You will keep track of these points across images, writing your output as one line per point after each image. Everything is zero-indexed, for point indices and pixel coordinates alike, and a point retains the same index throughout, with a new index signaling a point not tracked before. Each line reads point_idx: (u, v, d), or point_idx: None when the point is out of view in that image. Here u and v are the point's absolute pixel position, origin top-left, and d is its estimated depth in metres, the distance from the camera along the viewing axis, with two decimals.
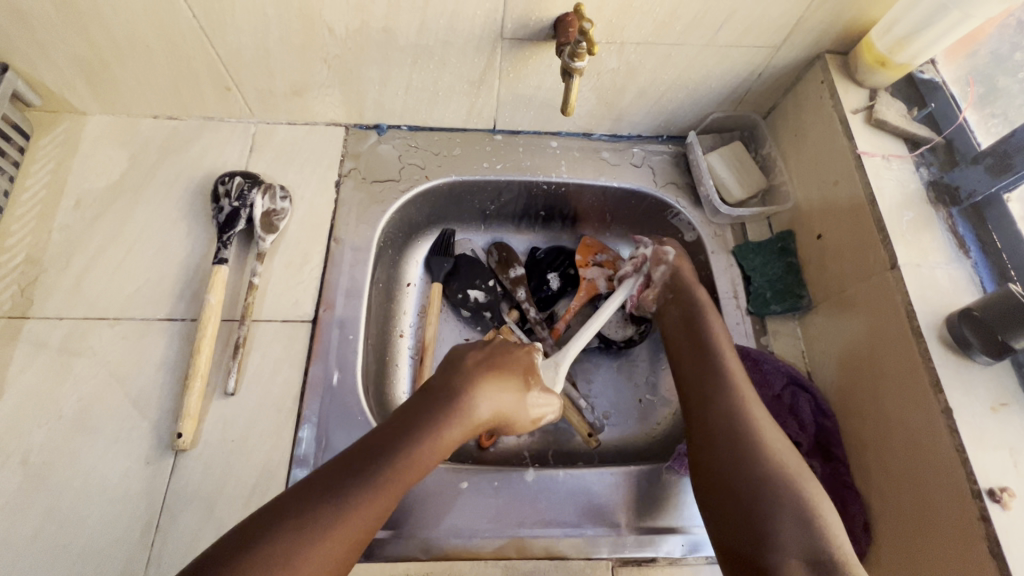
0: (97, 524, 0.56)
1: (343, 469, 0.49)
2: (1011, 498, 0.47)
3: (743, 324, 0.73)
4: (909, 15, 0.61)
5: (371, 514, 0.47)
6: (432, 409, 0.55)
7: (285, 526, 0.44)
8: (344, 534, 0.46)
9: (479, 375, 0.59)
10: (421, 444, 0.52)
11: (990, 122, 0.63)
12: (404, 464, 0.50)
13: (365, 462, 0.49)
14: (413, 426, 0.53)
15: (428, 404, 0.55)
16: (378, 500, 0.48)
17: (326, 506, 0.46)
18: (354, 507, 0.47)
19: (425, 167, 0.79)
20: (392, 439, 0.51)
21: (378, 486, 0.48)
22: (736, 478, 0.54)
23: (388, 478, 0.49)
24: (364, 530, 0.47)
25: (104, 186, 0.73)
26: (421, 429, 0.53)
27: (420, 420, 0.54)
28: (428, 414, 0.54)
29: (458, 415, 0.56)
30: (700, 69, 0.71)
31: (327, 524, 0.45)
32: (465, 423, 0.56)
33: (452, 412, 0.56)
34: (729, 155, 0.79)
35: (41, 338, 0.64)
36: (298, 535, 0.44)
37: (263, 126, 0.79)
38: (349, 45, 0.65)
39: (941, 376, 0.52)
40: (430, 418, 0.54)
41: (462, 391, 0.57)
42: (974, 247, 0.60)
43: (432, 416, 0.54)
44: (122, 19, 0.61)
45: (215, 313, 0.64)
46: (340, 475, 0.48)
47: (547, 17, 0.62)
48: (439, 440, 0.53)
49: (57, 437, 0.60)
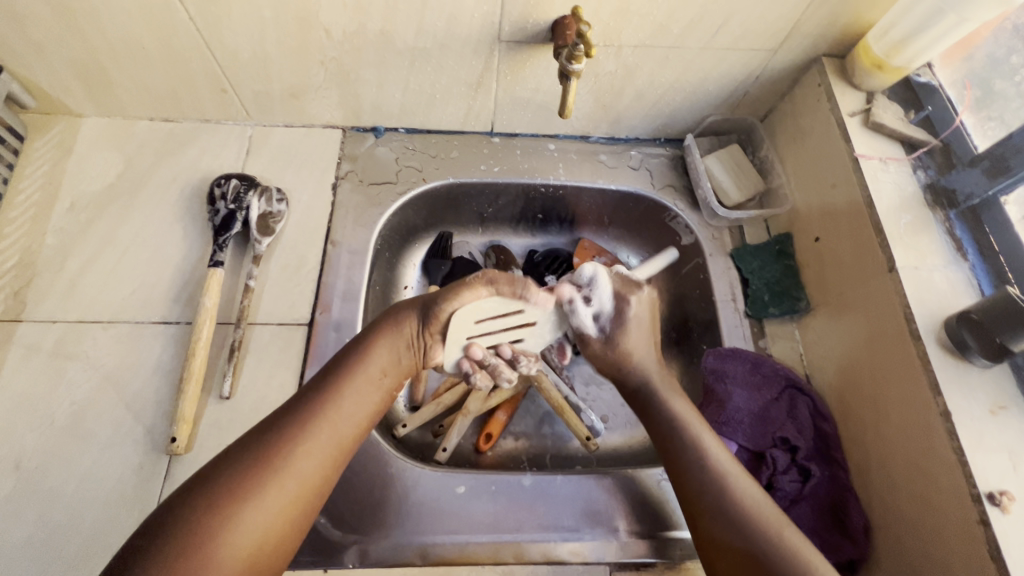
0: (89, 530, 0.56)
1: (273, 426, 0.48)
2: (1011, 502, 0.47)
3: (741, 327, 0.73)
4: (906, 19, 0.61)
5: (321, 464, 0.48)
6: (358, 349, 0.54)
7: (220, 494, 0.43)
8: (289, 491, 0.45)
9: (396, 309, 0.58)
10: (353, 386, 0.52)
11: (987, 125, 0.63)
12: (338, 414, 0.50)
13: (295, 416, 0.49)
14: (339, 371, 0.52)
15: (351, 347, 0.55)
16: (322, 449, 0.48)
17: (262, 466, 0.45)
18: (296, 459, 0.46)
19: (422, 170, 0.79)
20: (320, 389, 0.51)
21: (314, 433, 0.48)
22: (698, 479, 0.53)
23: (322, 425, 0.49)
24: (316, 481, 0.47)
25: (99, 188, 0.73)
26: (347, 373, 0.52)
27: (346, 366, 0.53)
28: (354, 358, 0.54)
29: (385, 343, 0.55)
30: (697, 72, 0.71)
31: (267, 482, 0.45)
32: (392, 351, 0.55)
33: (376, 347, 0.55)
34: (726, 158, 0.79)
35: (34, 342, 0.63)
36: (236, 499, 0.43)
37: (259, 129, 0.78)
38: (346, 47, 0.65)
39: (939, 379, 0.52)
40: (358, 360, 0.53)
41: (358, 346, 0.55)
42: (972, 250, 0.60)
43: (356, 359, 0.54)
44: (118, 21, 0.60)
45: (210, 316, 0.64)
46: (267, 434, 0.47)
47: (544, 19, 0.62)
48: (372, 379, 0.53)
49: (49, 442, 0.59)
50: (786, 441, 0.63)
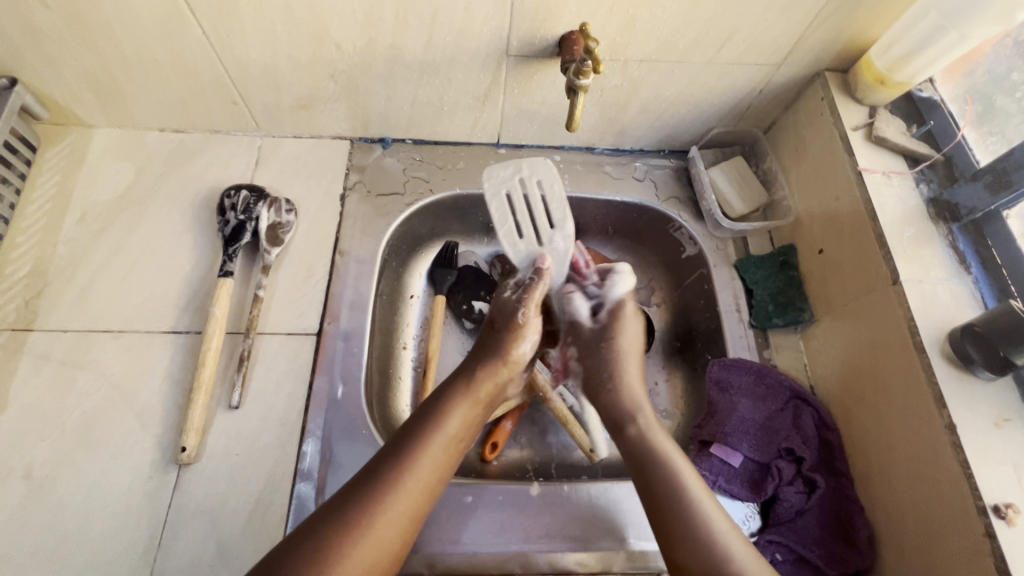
0: (98, 539, 0.56)
1: (349, 496, 0.49)
2: (1016, 515, 0.47)
3: (746, 337, 0.73)
4: (908, 35, 0.62)
5: (398, 534, 0.49)
6: (435, 410, 0.56)
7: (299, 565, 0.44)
8: (367, 561, 0.46)
9: (474, 365, 0.60)
10: (431, 453, 0.53)
11: (988, 139, 0.64)
12: (413, 482, 0.50)
13: (373, 483, 0.49)
14: (416, 436, 0.53)
15: (430, 407, 0.56)
16: (401, 519, 0.49)
17: (343, 538, 0.46)
18: (375, 529, 0.47)
19: (429, 180, 0.80)
20: (396, 454, 0.52)
21: (393, 501, 0.49)
22: (680, 529, 0.51)
23: (400, 493, 0.50)
24: (395, 552, 0.48)
25: (110, 198, 0.74)
26: (426, 438, 0.53)
27: (422, 429, 0.54)
28: (432, 421, 0.55)
29: (463, 405, 0.57)
30: (702, 86, 0.71)
31: (347, 556, 0.45)
32: (469, 412, 0.57)
33: (453, 409, 0.56)
34: (731, 169, 0.80)
35: (45, 351, 0.64)
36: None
37: (269, 140, 0.79)
38: (356, 60, 0.66)
39: (944, 391, 0.53)
40: (434, 423, 0.55)
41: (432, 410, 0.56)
42: (975, 263, 0.60)
43: (434, 422, 0.55)
44: (132, 34, 0.61)
45: (219, 326, 0.64)
46: (343, 506, 0.48)
47: (552, 34, 0.63)
48: (449, 444, 0.54)
49: (59, 451, 0.59)
50: (791, 452, 0.64)
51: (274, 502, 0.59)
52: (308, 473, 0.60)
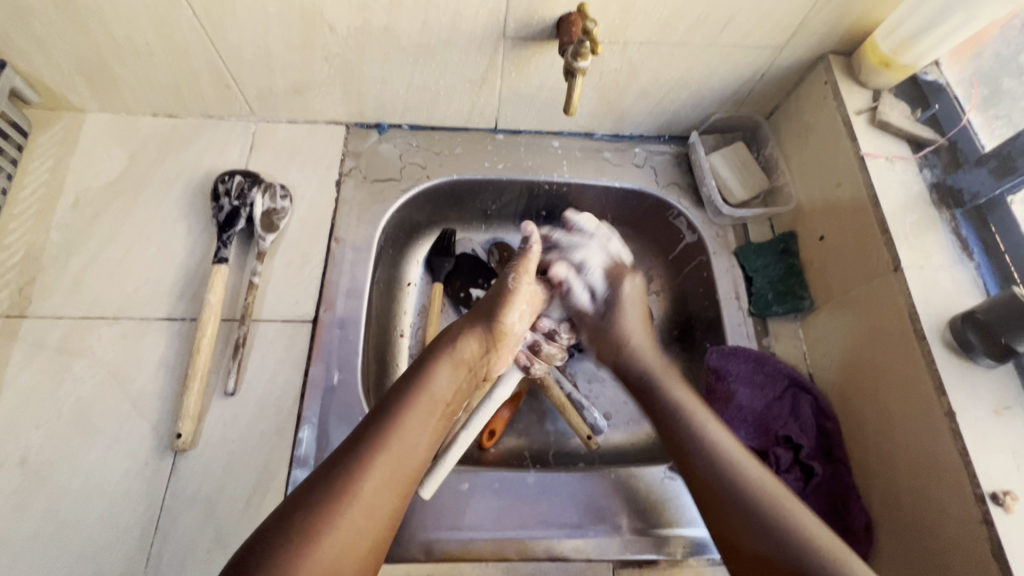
0: (95, 524, 0.56)
1: (337, 462, 0.48)
2: (1014, 502, 0.47)
3: (744, 325, 0.72)
4: (914, 16, 0.60)
5: (389, 501, 0.48)
6: (422, 371, 0.57)
7: (296, 531, 0.43)
8: (357, 528, 0.46)
9: (461, 328, 0.61)
10: (419, 412, 0.53)
11: (994, 124, 0.63)
12: (402, 444, 0.51)
13: (361, 446, 0.49)
14: (404, 396, 0.54)
15: (416, 370, 0.57)
16: (387, 481, 0.49)
17: (330, 506, 0.45)
18: (364, 493, 0.47)
19: (426, 166, 0.79)
20: (385, 412, 0.52)
21: (381, 459, 0.49)
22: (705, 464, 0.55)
23: (389, 457, 0.49)
24: (385, 518, 0.48)
25: (103, 183, 0.73)
26: (413, 399, 0.54)
27: (406, 390, 0.55)
28: (418, 381, 0.56)
29: (448, 366, 0.58)
30: (704, 69, 0.70)
31: (334, 524, 0.45)
32: (453, 376, 0.58)
33: (440, 369, 0.57)
34: (731, 155, 0.79)
35: (40, 338, 0.64)
36: (302, 544, 0.43)
37: (263, 124, 0.78)
38: (350, 43, 0.65)
39: (944, 378, 0.52)
40: (421, 385, 0.55)
41: (417, 373, 0.56)
42: (978, 249, 0.59)
43: (422, 381, 0.55)
44: (121, 16, 0.60)
45: (215, 312, 0.64)
46: (333, 472, 0.47)
47: (550, 16, 0.62)
48: (435, 405, 0.55)
49: (54, 437, 0.59)
50: (789, 440, 0.64)
51: (270, 488, 0.58)
52: (304, 459, 0.60)
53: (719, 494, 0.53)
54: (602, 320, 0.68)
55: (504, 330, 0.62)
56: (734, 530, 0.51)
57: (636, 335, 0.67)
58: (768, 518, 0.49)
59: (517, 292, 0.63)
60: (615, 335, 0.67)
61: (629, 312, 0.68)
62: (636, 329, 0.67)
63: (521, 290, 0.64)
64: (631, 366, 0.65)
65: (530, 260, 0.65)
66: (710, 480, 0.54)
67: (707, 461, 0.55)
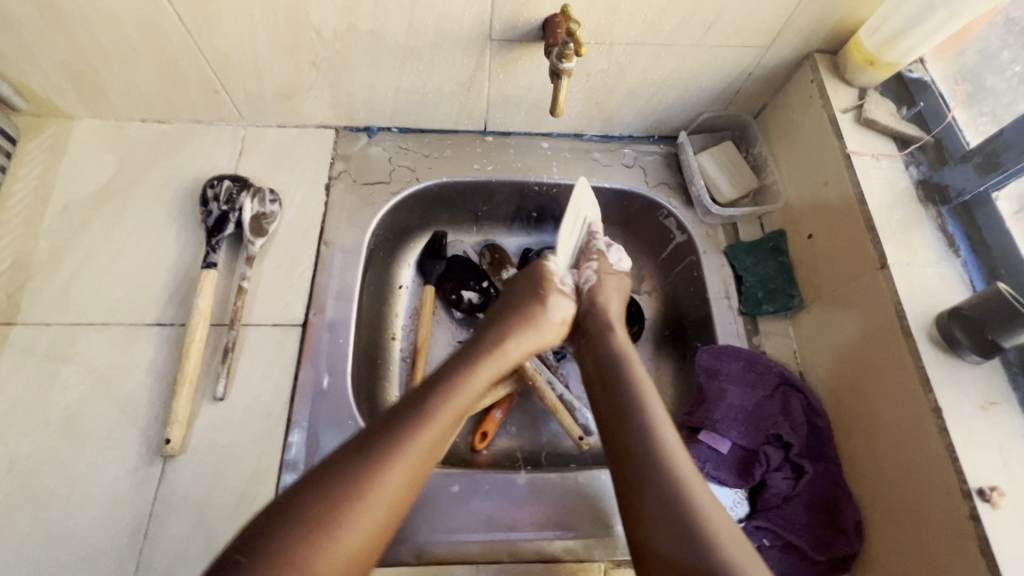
0: (84, 531, 0.56)
1: (365, 447, 0.47)
2: (1001, 497, 0.47)
3: (735, 324, 0.73)
4: (897, 14, 0.60)
5: (408, 500, 0.47)
6: (462, 369, 0.56)
7: (302, 528, 0.42)
8: (378, 519, 0.45)
9: (506, 328, 0.61)
10: (455, 408, 0.52)
11: (979, 121, 0.63)
12: (435, 440, 0.50)
13: (395, 434, 0.48)
14: (442, 392, 0.53)
15: (455, 367, 0.56)
16: (412, 479, 0.47)
17: (356, 491, 0.44)
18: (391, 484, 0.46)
19: (415, 169, 0.79)
20: (418, 410, 0.50)
21: (409, 458, 0.47)
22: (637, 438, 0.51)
23: (422, 451, 0.49)
24: (404, 509, 0.47)
25: (92, 190, 0.73)
26: (451, 395, 0.53)
27: (443, 390, 0.53)
28: (454, 380, 0.54)
29: (489, 366, 0.58)
30: (691, 69, 0.70)
31: (360, 509, 0.44)
32: (489, 379, 0.57)
33: (479, 368, 0.57)
34: (720, 154, 0.80)
35: (28, 345, 0.63)
36: (315, 540, 0.42)
37: (252, 129, 0.78)
38: (337, 47, 0.65)
39: (930, 375, 0.52)
40: (459, 383, 0.54)
41: (456, 371, 0.55)
42: (963, 245, 0.60)
43: (460, 379, 0.55)
44: (107, 22, 0.60)
45: (204, 317, 0.64)
46: (361, 457, 0.46)
47: (535, 18, 0.62)
48: (468, 407, 0.54)
49: (43, 445, 0.59)
50: (779, 438, 0.64)
51: (260, 492, 0.58)
52: (294, 463, 0.60)
53: (642, 481, 0.48)
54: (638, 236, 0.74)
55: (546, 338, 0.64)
56: (644, 523, 0.46)
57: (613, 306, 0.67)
58: (672, 506, 0.46)
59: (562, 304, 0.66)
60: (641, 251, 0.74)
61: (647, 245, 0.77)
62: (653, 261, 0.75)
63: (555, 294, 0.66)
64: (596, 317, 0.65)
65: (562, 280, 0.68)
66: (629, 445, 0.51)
67: (639, 439, 0.51)
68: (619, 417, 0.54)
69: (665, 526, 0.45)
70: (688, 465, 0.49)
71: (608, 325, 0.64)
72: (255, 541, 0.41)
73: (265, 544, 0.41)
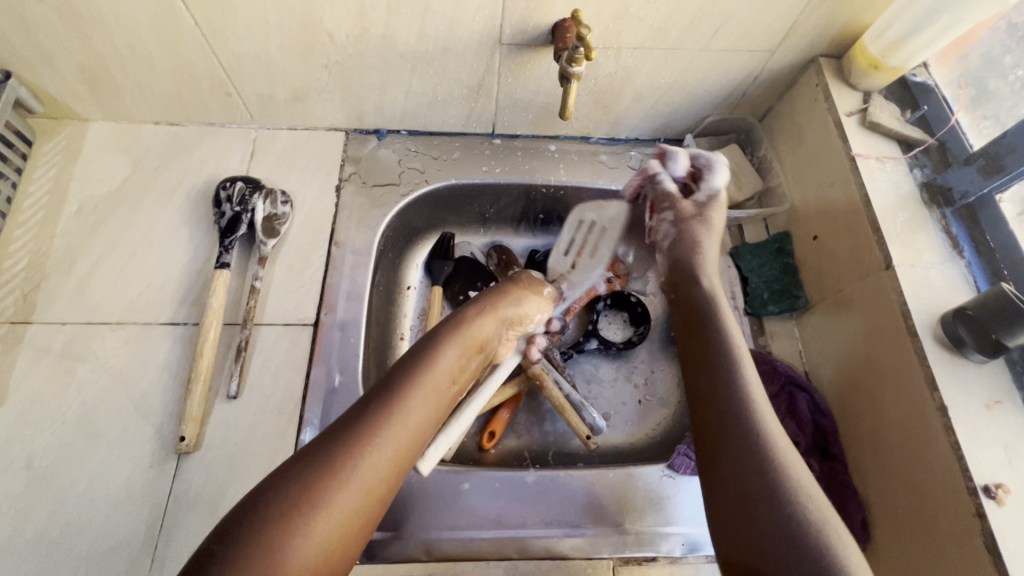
0: (100, 527, 0.57)
1: (334, 435, 0.47)
2: (1006, 495, 0.48)
3: (740, 325, 0.73)
4: (901, 19, 0.62)
5: (384, 478, 0.47)
6: (428, 349, 0.55)
7: (276, 515, 0.41)
8: (353, 501, 0.44)
9: (471, 310, 0.61)
10: (424, 387, 0.52)
11: (981, 124, 0.64)
12: (404, 418, 0.49)
13: (363, 418, 0.48)
14: (408, 371, 0.52)
15: (421, 348, 0.55)
16: (386, 458, 0.47)
17: (327, 476, 0.44)
18: (363, 465, 0.45)
19: (424, 171, 0.80)
20: (388, 391, 0.50)
21: (380, 440, 0.47)
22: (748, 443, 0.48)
23: (392, 430, 0.48)
24: (383, 489, 0.47)
25: (106, 191, 0.74)
26: (417, 373, 0.52)
27: (412, 368, 0.53)
28: (423, 359, 0.54)
29: (456, 346, 0.57)
30: (697, 72, 0.71)
31: (332, 494, 0.43)
32: (460, 356, 0.57)
33: (446, 348, 0.56)
34: (726, 157, 0.80)
35: (44, 344, 0.64)
36: (287, 525, 0.41)
37: (264, 131, 0.80)
38: (349, 50, 0.66)
39: (936, 374, 0.53)
40: (426, 363, 0.54)
41: (425, 351, 0.55)
42: (968, 247, 0.61)
43: (427, 359, 0.54)
44: (124, 26, 0.61)
45: (217, 317, 0.65)
46: (331, 445, 0.46)
47: (545, 22, 0.63)
48: (440, 385, 0.53)
49: (59, 442, 0.60)
50: (786, 437, 0.64)
51: None
52: None
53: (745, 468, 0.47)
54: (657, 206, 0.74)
55: (513, 317, 0.65)
56: (733, 528, 0.46)
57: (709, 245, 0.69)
58: (778, 512, 0.44)
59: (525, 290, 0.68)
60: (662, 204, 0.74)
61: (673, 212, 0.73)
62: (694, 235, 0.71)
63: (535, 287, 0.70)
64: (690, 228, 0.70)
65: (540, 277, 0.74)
66: (739, 450, 0.48)
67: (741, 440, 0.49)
68: (719, 396, 0.52)
69: (753, 519, 0.45)
70: (785, 445, 0.48)
71: (695, 276, 0.65)
72: (238, 526, 0.41)
73: (238, 533, 0.40)
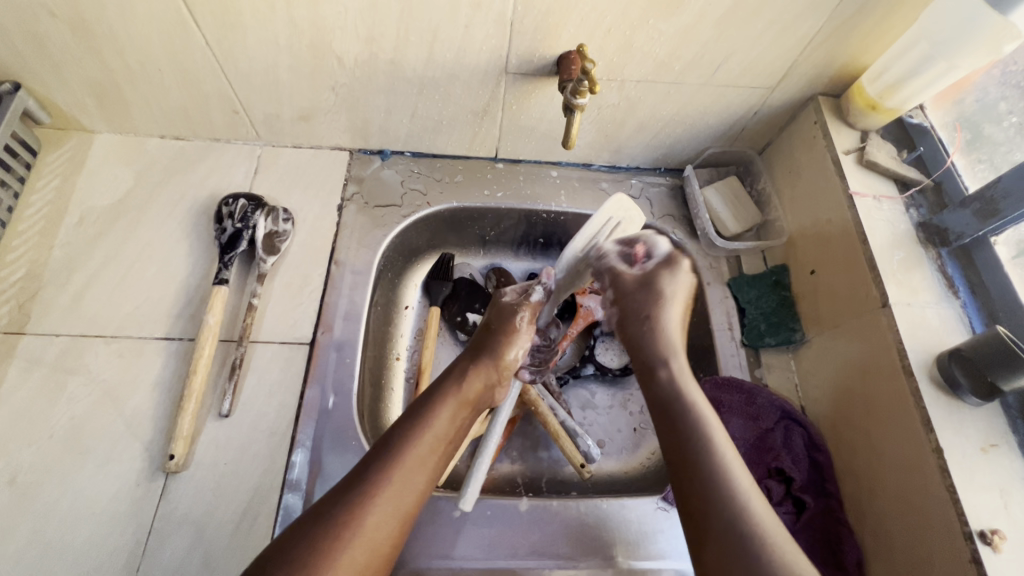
0: (81, 547, 0.55)
1: (333, 499, 0.46)
2: (1002, 540, 0.47)
3: (737, 356, 0.74)
4: (898, 63, 0.63)
5: (391, 533, 0.46)
6: (423, 407, 0.54)
7: None
8: (359, 564, 0.44)
9: (467, 366, 0.59)
10: (420, 449, 0.50)
11: (977, 166, 0.66)
12: (403, 480, 0.48)
13: (365, 481, 0.47)
14: (404, 436, 0.51)
15: (417, 407, 0.54)
16: (392, 516, 0.47)
17: (335, 543, 0.43)
18: (366, 527, 0.45)
19: (427, 193, 0.80)
20: (383, 455, 0.49)
21: (384, 497, 0.47)
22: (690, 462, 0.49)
23: (391, 490, 0.47)
24: (385, 554, 0.46)
25: (109, 203, 0.74)
26: (414, 436, 0.51)
27: (406, 431, 0.51)
28: (419, 419, 0.53)
29: (449, 404, 0.55)
30: (698, 106, 0.73)
31: (338, 562, 0.43)
32: (456, 413, 0.55)
33: (440, 409, 0.54)
34: (725, 189, 0.81)
35: (36, 355, 0.64)
36: None
37: (269, 148, 0.80)
38: (357, 74, 0.67)
39: (932, 416, 0.53)
40: (422, 423, 0.52)
41: (419, 412, 0.53)
42: (963, 288, 0.61)
43: (423, 420, 0.53)
44: (135, 42, 0.62)
45: (213, 333, 0.64)
46: (328, 508, 0.45)
47: (550, 54, 0.64)
48: (438, 443, 0.52)
49: (46, 456, 0.59)
50: (781, 472, 0.64)
51: (262, 511, 0.58)
52: (296, 483, 0.60)
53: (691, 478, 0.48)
54: (643, 284, 0.62)
55: (506, 364, 0.61)
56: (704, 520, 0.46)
57: (672, 315, 0.60)
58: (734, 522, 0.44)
59: (518, 328, 0.63)
60: (657, 296, 0.61)
61: (671, 300, 0.61)
62: (676, 317, 0.60)
63: (520, 327, 0.64)
64: (639, 304, 0.61)
65: (532, 299, 0.66)
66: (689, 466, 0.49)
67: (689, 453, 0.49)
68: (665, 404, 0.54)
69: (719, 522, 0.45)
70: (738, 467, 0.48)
71: (664, 344, 0.58)
72: None
73: None
